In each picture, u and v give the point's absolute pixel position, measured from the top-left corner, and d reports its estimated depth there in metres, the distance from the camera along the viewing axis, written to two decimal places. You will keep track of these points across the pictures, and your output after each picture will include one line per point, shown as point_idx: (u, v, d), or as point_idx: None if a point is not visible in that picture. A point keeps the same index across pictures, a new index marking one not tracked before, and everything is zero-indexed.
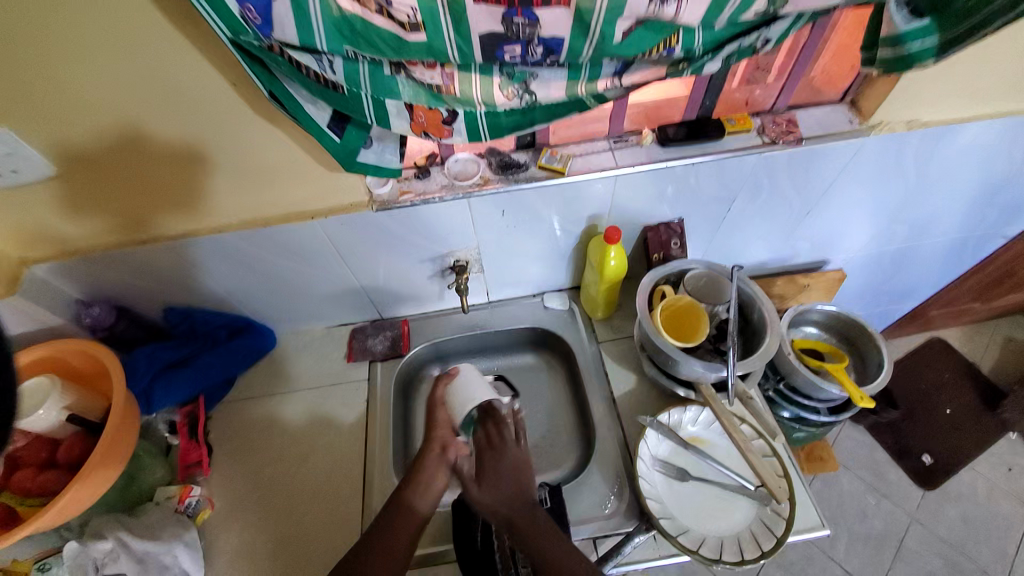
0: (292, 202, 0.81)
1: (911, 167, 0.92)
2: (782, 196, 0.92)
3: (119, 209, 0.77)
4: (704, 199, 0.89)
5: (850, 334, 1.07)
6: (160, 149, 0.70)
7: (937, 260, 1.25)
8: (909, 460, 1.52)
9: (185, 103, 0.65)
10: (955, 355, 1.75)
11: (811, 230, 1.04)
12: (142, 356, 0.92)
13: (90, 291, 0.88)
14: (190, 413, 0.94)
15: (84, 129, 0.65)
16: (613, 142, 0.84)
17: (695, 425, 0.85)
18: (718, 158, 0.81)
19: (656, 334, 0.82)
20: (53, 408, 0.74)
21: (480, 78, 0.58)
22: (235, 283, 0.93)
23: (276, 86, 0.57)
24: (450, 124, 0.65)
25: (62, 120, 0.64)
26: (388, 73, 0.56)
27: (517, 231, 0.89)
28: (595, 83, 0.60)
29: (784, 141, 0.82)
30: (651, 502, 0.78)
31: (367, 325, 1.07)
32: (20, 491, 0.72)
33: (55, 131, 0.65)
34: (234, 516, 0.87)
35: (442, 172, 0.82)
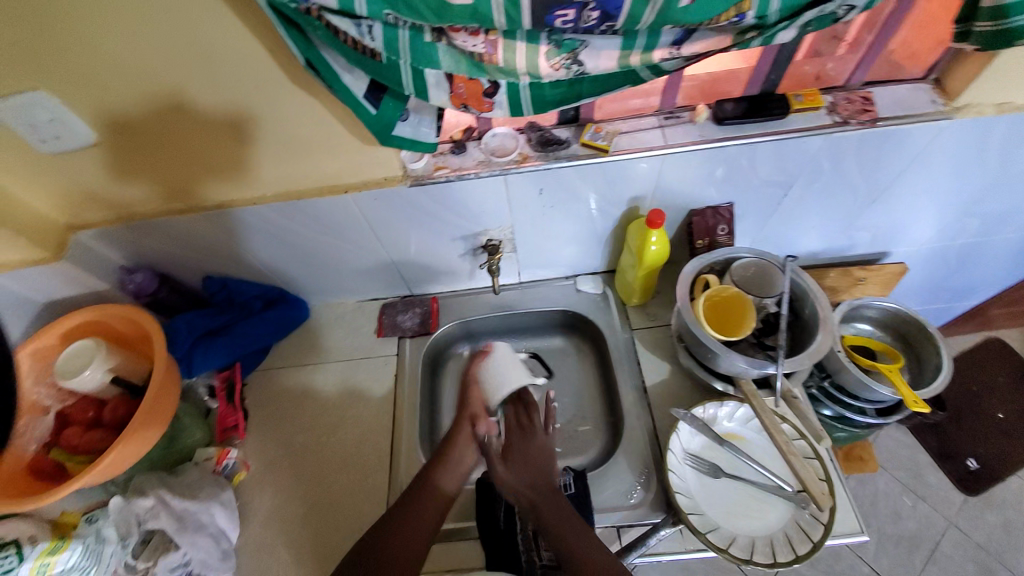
0: (325, 176, 0.79)
1: (996, 156, 0.83)
2: (844, 182, 0.85)
3: (156, 177, 0.77)
4: (758, 183, 0.83)
5: (907, 332, 1.00)
6: (195, 118, 0.69)
7: (1009, 258, 1.14)
8: (953, 465, 1.43)
9: (219, 70, 0.63)
10: (1014, 358, 1.63)
11: (872, 220, 0.96)
12: (182, 324, 0.93)
13: (133, 257, 0.90)
14: (227, 378, 0.97)
15: (131, 94, 0.65)
16: (664, 118, 0.78)
17: (731, 421, 0.82)
18: (780, 139, 0.74)
19: (697, 325, 0.78)
20: (98, 370, 0.77)
21: (525, 46, 0.54)
22: (269, 255, 0.93)
23: (313, 53, 0.54)
24: (492, 97, 0.61)
25: (108, 85, 0.63)
26: (428, 39, 0.52)
27: (553, 212, 0.85)
28: (650, 53, 0.55)
29: (858, 121, 0.75)
30: (680, 496, 0.75)
31: (397, 302, 1.07)
32: (68, 447, 0.77)
33: (103, 96, 0.65)
34: (267, 480, 0.90)
35: (479, 147, 0.79)
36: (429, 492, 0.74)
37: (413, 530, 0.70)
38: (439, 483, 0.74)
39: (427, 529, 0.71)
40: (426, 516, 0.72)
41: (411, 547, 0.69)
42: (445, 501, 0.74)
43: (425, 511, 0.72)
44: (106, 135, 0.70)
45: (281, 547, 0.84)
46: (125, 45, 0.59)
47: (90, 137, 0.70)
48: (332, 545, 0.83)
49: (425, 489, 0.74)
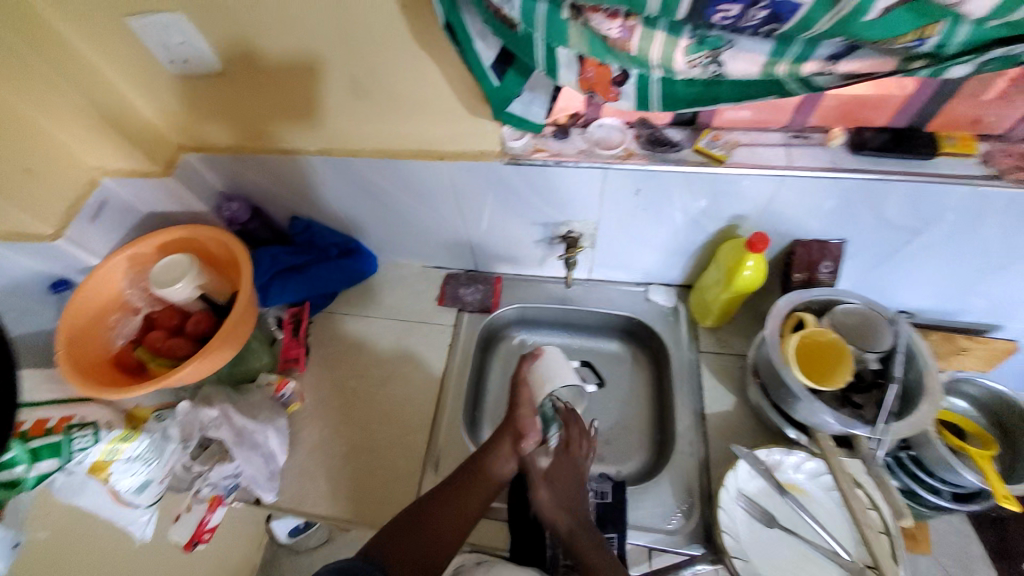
0: (420, 138, 0.80)
1: None
2: (981, 241, 0.75)
3: (263, 114, 0.81)
4: (879, 224, 0.75)
5: (1007, 418, 0.89)
6: (308, 63, 0.71)
7: None
8: None
9: (341, 20, 0.64)
10: None
11: (998, 289, 0.85)
12: (267, 255, 0.99)
13: (232, 186, 0.95)
14: (295, 314, 1.02)
15: (230, 32, 0.68)
16: (791, 136, 0.72)
17: (798, 471, 0.74)
18: (921, 181, 0.66)
19: (784, 366, 0.72)
20: (189, 285, 0.82)
21: (664, 37, 0.50)
22: (354, 207, 0.96)
23: (454, 16, 0.55)
24: (620, 85, 0.58)
25: (209, 20, 0.67)
26: (564, 16, 0.50)
27: (643, 215, 0.81)
28: (801, 65, 0.50)
29: (1015, 177, 0.66)
30: (727, 537, 0.69)
31: (462, 274, 1.08)
32: (152, 348, 0.84)
33: (204, 29, 0.69)
34: (316, 417, 0.94)
35: (583, 135, 0.75)
36: (478, 472, 0.78)
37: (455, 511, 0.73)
38: (490, 470, 0.78)
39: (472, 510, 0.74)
40: (472, 497, 0.75)
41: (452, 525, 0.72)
42: (494, 488, 0.78)
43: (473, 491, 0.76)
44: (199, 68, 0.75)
45: (321, 484, 0.87)
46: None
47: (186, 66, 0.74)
48: (365, 493, 0.86)
49: (476, 472, 0.77)
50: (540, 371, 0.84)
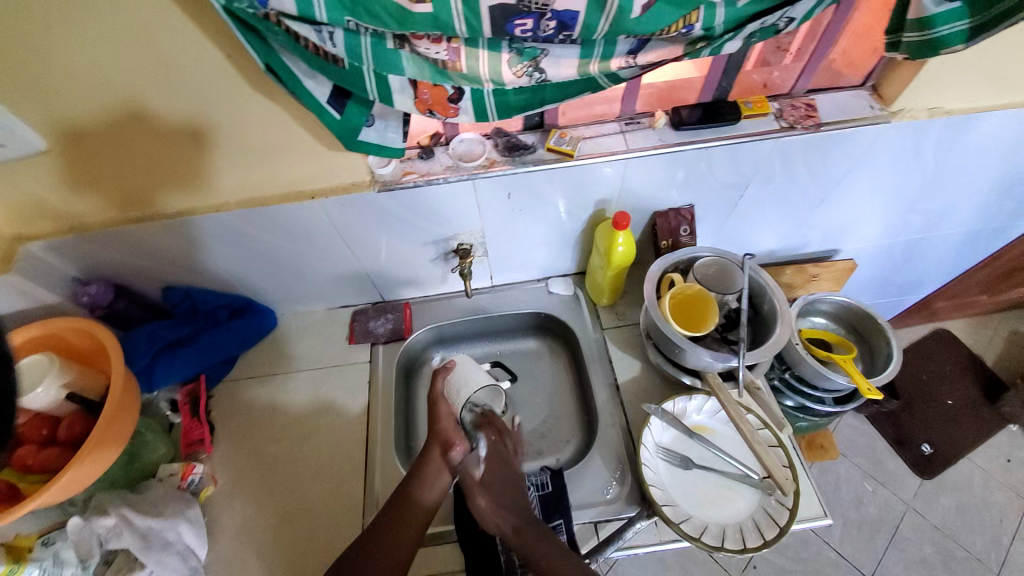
0: (289, 181, 0.79)
1: (931, 157, 0.89)
2: (796, 183, 0.90)
3: (109, 186, 0.75)
4: (716, 184, 0.87)
5: (859, 325, 1.06)
6: (151, 127, 0.68)
7: (949, 253, 1.22)
8: (908, 450, 1.53)
9: (178, 77, 0.62)
10: (958, 347, 1.74)
11: (823, 219, 1.02)
12: (143, 334, 0.91)
13: (86, 268, 0.87)
14: (191, 393, 0.94)
15: (91, 105, 0.64)
16: (625, 124, 0.82)
17: (700, 414, 0.85)
18: (733, 142, 0.79)
19: (663, 321, 0.81)
20: (52, 386, 0.74)
21: (487, 54, 0.55)
22: (236, 264, 0.92)
23: (273, 58, 0.55)
24: (456, 102, 0.62)
25: (62, 95, 0.62)
26: (391, 46, 0.54)
27: (522, 215, 0.87)
28: (607, 62, 0.58)
29: (803, 125, 0.80)
30: (654, 489, 0.78)
31: (368, 308, 1.07)
32: (21, 466, 0.73)
33: (60, 105, 0.63)
34: (237, 494, 0.87)
35: (447, 152, 0.80)
36: (404, 504, 0.74)
37: (388, 547, 0.70)
38: (417, 497, 0.75)
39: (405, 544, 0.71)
40: (404, 530, 0.72)
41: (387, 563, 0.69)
42: (424, 516, 0.74)
43: (404, 524, 0.73)
44: (57, 146, 0.68)
45: (255, 563, 0.81)
46: (99, 48, 0.58)
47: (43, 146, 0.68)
48: (306, 558, 0.81)
49: (401, 502, 0.74)
50: (455, 380, 0.87)
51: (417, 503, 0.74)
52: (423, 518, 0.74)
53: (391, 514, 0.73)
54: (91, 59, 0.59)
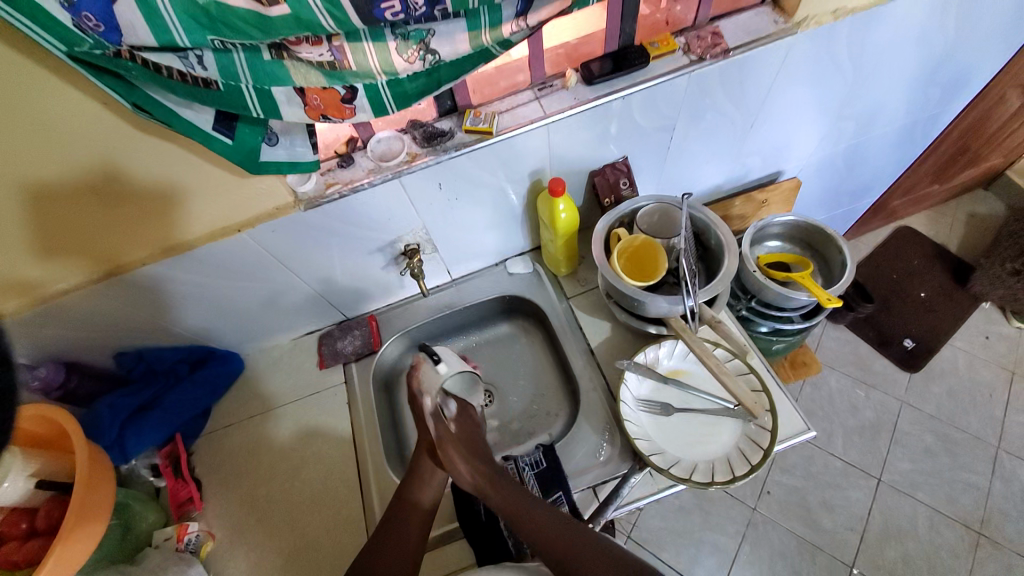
0: (210, 219, 0.76)
1: (846, 61, 0.90)
2: (723, 113, 0.90)
3: (14, 267, 0.70)
4: (645, 132, 0.88)
5: (811, 239, 1.08)
6: (44, 193, 0.64)
7: (890, 150, 1.25)
8: (893, 349, 1.56)
9: (58, 133, 0.59)
10: (922, 239, 1.79)
11: (758, 144, 1.03)
12: (103, 408, 0.87)
13: (28, 353, 0.82)
14: (171, 453, 0.92)
15: (35, 160, 0.60)
16: (538, 90, 0.81)
17: (671, 359, 0.87)
18: (648, 87, 0.78)
19: (617, 279, 0.83)
20: (19, 476, 0.71)
21: (373, 46, 0.54)
22: (187, 312, 0.88)
23: (138, 95, 0.53)
24: (351, 102, 0.60)
25: None
26: (268, 57, 0.52)
27: (460, 202, 0.87)
28: (498, 29, 0.57)
29: (711, 55, 0.79)
30: (640, 441, 0.79)
31: (333, 329, 1.05)
32: (6, 566, 0.68)
33: (3, 166, 0.59)
34: (239, 543, 0.86)
35: (366, 156, 0.78)
36: (406, 508, 0.74)
37: (393, 547, 0.71)
38: (414, 499, 0.75)
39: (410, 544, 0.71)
40: (408, 532, 0.72)
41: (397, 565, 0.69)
42: (426, 515, 0.75)
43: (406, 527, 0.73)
44: None
45: None
46: (28, 99, 0.55)
47: None
48: None
49: (402, 508, 0.74)
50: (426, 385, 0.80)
51: (419, 503, 0.75)
52: (426, 517, 0.74)
53: (394, 518, 0.73)
54: (30, 107, 0.56)
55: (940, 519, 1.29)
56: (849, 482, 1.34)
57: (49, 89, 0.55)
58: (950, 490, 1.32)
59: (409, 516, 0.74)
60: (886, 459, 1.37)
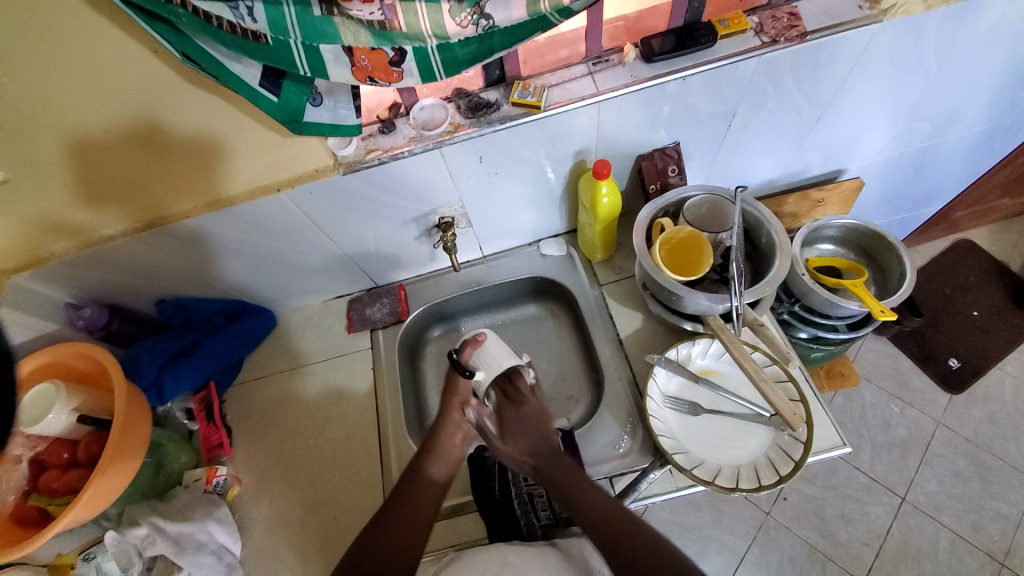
0: (252, 176, 0.76)
1: (934, 57, 0.81)
2: (788, 103, 0.84)
3: (64, 210, 0.72)
4: (701, 118, 0.82)
5: (868, 246, 1.02)
6: (95, 139, 0.65)
7: (966, 155, 1.14)
8: (936, 367, 1.48)
9: (109, 79, 0.59)
10: (984, 254, 1.66)
11: (822, 139, 0.95)
12: (143, 351, 0.90)
13: (76, 292, 0.86)
14: (204, 399, 0.96)
15: (95, 106, 0.61)
16: (592, 65, 0.77)
17: (704, 358, 0.84)
18: (711, 68, 0.73)
19: (656, 271, 0.79)
20: (62, 411, 0.74)
21: (427, 8, 0.51)
22: (223, 265, 0.90)
23: (186, 43, 0.52)
24: (399, 65, 0.58)
25: (20, 112, 0.59)
26: (318, 13, 0.50)
27: (499, 178, 0.84)
28: None
29: (786, 39, 0.73)
30: (664, 438, 0.77)
31: (363, 295, 1.06)
32: (47, 491, 0.74)
33: (63, 109, 0.60)
34: (261, 491, 0.89)
35: (408, 123, 0.76)
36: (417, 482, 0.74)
37: (406, 523, 0.69)
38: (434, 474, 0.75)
39: (413, 516, 0.71)
40: (411, 501, 0.72)
41: (408, 538, 0.68)
42: (438, 489, 0.75)
43: (419, 502, 0.72)
44: (45, 163, 0.65)
45: (288, 553, 0.83)
46: (82, 43, 0.55)
47: (38, 162, 0.65)
48: (333, 544, 0.83)
49: (413, 479, 0.75)
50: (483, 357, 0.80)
51: (429, 477, 0.75)
52: (437, 491, 0.74)
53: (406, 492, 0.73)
54: (89, 55, 0.56)
55: (964, 546, 1.23)
56: (871, 498, 1.29)
57: (109, 37, 0.55)
58: (978, 517, 1.26)
59: (421, 489, 0.73)
60: (913, 479, 1.31)
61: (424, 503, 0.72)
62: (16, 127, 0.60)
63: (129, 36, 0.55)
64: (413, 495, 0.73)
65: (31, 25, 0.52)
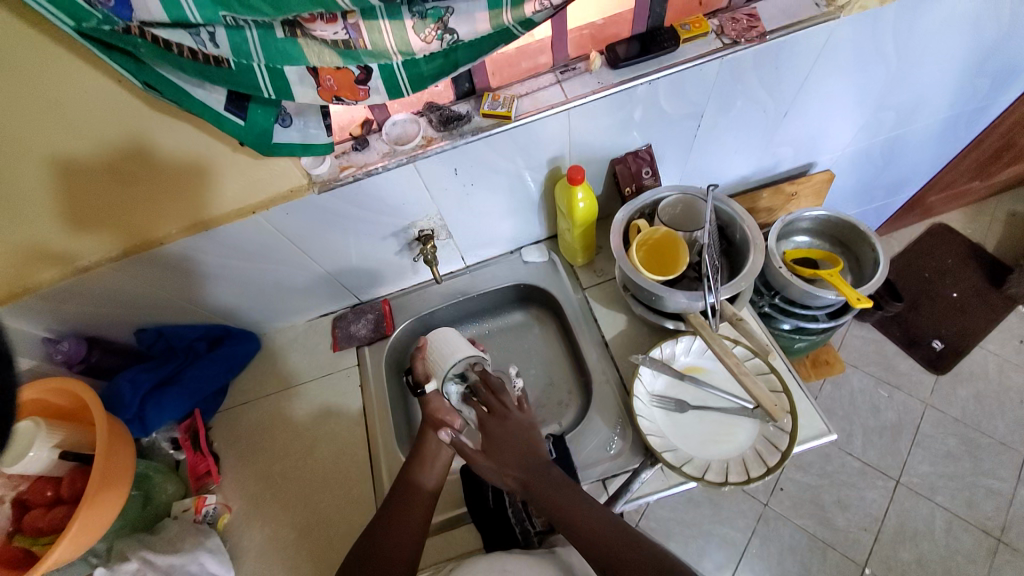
0: (227, 199, 0.75)
1: (890, 49, 0.84)
2: (754, 101, 0.86)
3: (37, 245, 0.72)
4: (671, 119, 0.84)
5: (842, 235, 1.04)
6: (65, 171, 0.64)
7: (931, 142, 1.17)
8: (921, 350, 1.51)
9: (77, 111, 0.59)
10: (957, 237, 1.70)
11: (790, 134, 0.97)
12: (124, 382, 0.89)
13: (53, 327, 0.84)
14: (190, 428, 0.94)
15: (63, 137, 0.61)
16: (560, 73, 0.78)
17: (688, 355, 0.85)
18: (676, 71, 0.75)
19: (635, 272, 0.80)
20: (43, 447, 0.73)
21: (389, 24, 0.52)
22: (203, 290, 0.89)
23: (148, 73, 0.53)
24: (365, 83, 0.59)
25: None
26: (282, 36, 0.51)
27: (476, 188, 0.85)
28: (520, 8, 0.54)
29: (747, 38, 0.75)
30: (653, 437, 0.78)
31: (347, 312, 1.05)
32: (33, 530, 0.72)
33: (28, 141, 0.60)
34: (253, 516, 0.88)
35: (381, 139, 0.77)
36: (408, 492, 0.75)
37: (401, 534, 0.70)
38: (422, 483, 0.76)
39: (409, 528, 0.71)
40: (410, 515, 0.72)
41: (402, 549, 0.69)
42: (429, 497, 0.75)
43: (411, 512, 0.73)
44: (13, 199, 0.64)
45: None
46: (48, 77, 0.55)
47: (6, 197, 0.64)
48: (329, 566, 0.82)
49: (406, 488, 0.75)
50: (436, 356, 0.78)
51: (422, 485, 0.76)
52: (427, 500, 0.75)
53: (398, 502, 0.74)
54: (53, 86, 0.56)
55: (960, 524, 1.25)
56: (865, 483, 1.30)
57: (73, 69, 0.55)
58: (972, 495, 1.28)
59: (413, 497, 0.74)
60: (906, 461, 1.33)
61: (416, 510, 0.73)
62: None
63: (92, 66, 0.55)
64: (404, 505, 0.73)
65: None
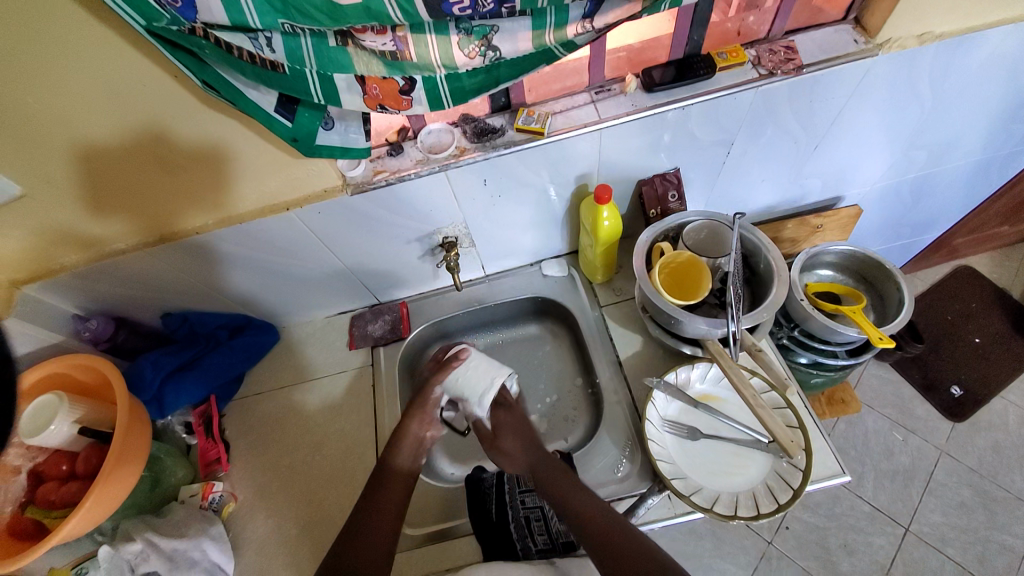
0: (264, 193, 0.78)
1: (927, 89, 0.83)
2: (786, 131, 0.86)
3: (75, 223, 0.74)
4: (701, 145, 0.85)
5: (866, 272, 1.03)
6: (113, 153, 0.66)
7: (962, 185, 1.16)
8: (938, 395, 1.48)
9: (134, 100, 0.61)
10: (983, 281, 1.67)
11: (820, 166, 0.97)
12: (146, 363, 0.90)
13: (84, 304, 0.87)
14: (203, 414, 0.96)
15: (113, 123, 0.63)
16: (595, 93, 0.80)
17: (703, 382, 0.85)
18: (710, 98, 0.75)
19: (655, 294, 0.81)
20: (64, 422, 0.74)
21: (436, 40, 0.53)
22: (230, 280, 0.91)
23: (207, 73, 0.55)
24: (409, 94, 0.61)
25: (42, 128, 0.61)
26: (334, 44, 0.53)
27: (503, 200, 0.86)
28: (563, 30, 0.56)
29: (783, 71, 0.76)
30: (663, 463, 0.77)
31: (366, 312, 1.06)
32: (44, 503, 0.73)
33: (83, 124, 0.62)
34: (257, 507, 0.88)
35: (415, 146, 0.79)
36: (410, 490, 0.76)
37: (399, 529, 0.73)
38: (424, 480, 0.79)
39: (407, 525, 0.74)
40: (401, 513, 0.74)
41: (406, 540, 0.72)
42: None
43: None
44: (59, 176, 0.67)
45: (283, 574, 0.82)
46: (108, 67, 0.57)
47: (55, 174, 0.66)
48: None
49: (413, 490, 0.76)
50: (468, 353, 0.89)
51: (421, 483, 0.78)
52: None
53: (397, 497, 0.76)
54: (109, 75, 0.58)
55: None
56: (874, 528, 1.24)
57: (135, 63, 0.58)
58: (984, 550, 1.23)
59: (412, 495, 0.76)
60: (917, 509, 1.29)
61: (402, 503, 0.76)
62: (30, 142, 0.62)
63: (150, 58, 0.58)
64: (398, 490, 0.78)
65: (51, 45, 0.54)
